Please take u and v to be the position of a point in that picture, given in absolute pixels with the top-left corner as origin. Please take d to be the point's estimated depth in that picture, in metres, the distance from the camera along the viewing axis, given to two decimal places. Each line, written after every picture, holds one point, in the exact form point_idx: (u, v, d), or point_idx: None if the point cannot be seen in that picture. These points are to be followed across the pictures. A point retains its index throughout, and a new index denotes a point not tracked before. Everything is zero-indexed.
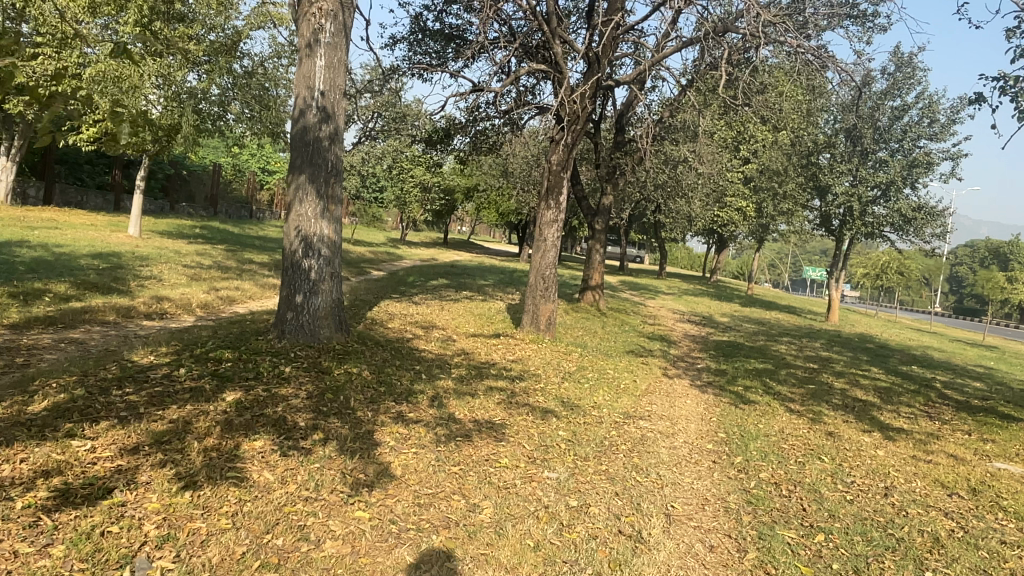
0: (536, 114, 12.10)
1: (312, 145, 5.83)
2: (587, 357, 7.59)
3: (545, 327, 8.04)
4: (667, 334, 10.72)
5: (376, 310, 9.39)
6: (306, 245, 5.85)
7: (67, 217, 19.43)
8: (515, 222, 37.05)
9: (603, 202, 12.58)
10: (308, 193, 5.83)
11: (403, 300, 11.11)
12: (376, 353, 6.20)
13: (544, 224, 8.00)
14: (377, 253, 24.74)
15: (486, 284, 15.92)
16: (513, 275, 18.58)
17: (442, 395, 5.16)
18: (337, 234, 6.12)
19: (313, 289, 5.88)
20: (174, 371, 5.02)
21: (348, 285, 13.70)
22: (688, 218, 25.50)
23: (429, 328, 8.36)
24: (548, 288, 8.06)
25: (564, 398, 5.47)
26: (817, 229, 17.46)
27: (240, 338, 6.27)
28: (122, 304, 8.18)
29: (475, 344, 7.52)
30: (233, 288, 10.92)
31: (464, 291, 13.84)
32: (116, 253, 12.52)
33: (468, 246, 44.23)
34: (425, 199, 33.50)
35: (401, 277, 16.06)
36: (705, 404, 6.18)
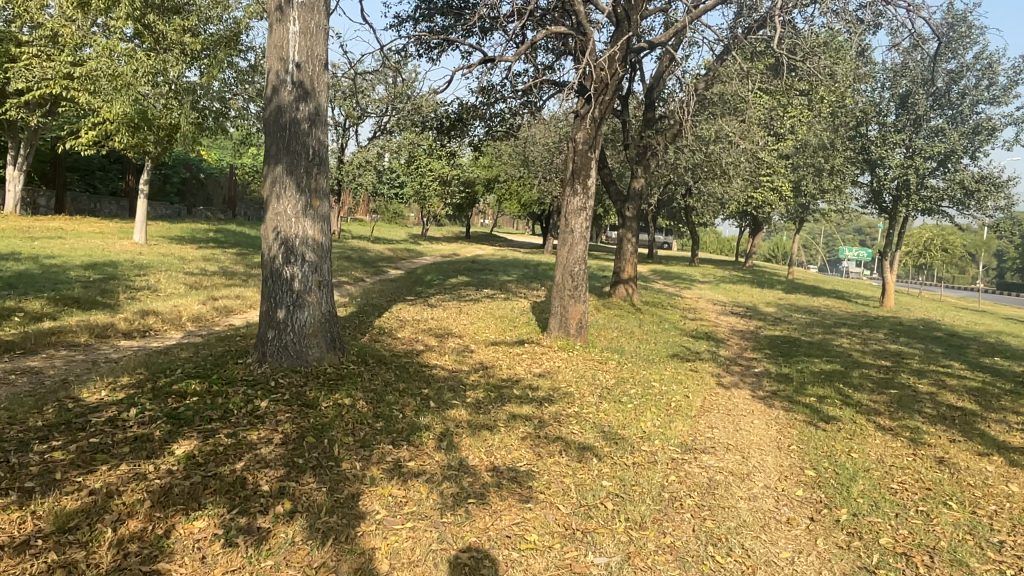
0: (556, 91, 10.98)
1: (289, 130, 4.83)
2: (627, 366, 6.52)
3: (575, 332, 6.96)
4: (712, 331, 9.61)
5: (385, 318, 8.40)
6: (286, 250, 4.85)
7: (74, 226, 18.78)
8: (539, 213, 35.96)
9: (634, 185, 11.43)
10: (287, 188, 4.85)
11: (419, 303, 10.12)
12: (376, 375, 5.16)
13: (571, 213, 6.86)
14: (397, 251, 23.83)
15: (509, 280, 14.88)
16: (538, 269, 17.52)
17: (453, 431, 4.14)
18: (327, 234, 5.12)
19: (298, 303, 4.89)
20: (122, 413, 4.04)
21: (362, 287, 12.78)
22: (721, 201, 24.18)
23: (443, 337, 7.34)
24: (577, 286, 6.93)
25: (605, 428, 4.41)
26: (866, 207, 16.13)
27: (217, 361, 5.29)
28: (100, 321, 7.28)
29: (496, 356, 6.49)
30: (233, 297, 10.01)
31: (485, 289, 12.81)
32: (113, 262, 11.72)
33: (491, 239, 43.27)
34: (445, 192, 32.73)
35: (419, 276, 15.10)
36: (775, 424, 5.07)
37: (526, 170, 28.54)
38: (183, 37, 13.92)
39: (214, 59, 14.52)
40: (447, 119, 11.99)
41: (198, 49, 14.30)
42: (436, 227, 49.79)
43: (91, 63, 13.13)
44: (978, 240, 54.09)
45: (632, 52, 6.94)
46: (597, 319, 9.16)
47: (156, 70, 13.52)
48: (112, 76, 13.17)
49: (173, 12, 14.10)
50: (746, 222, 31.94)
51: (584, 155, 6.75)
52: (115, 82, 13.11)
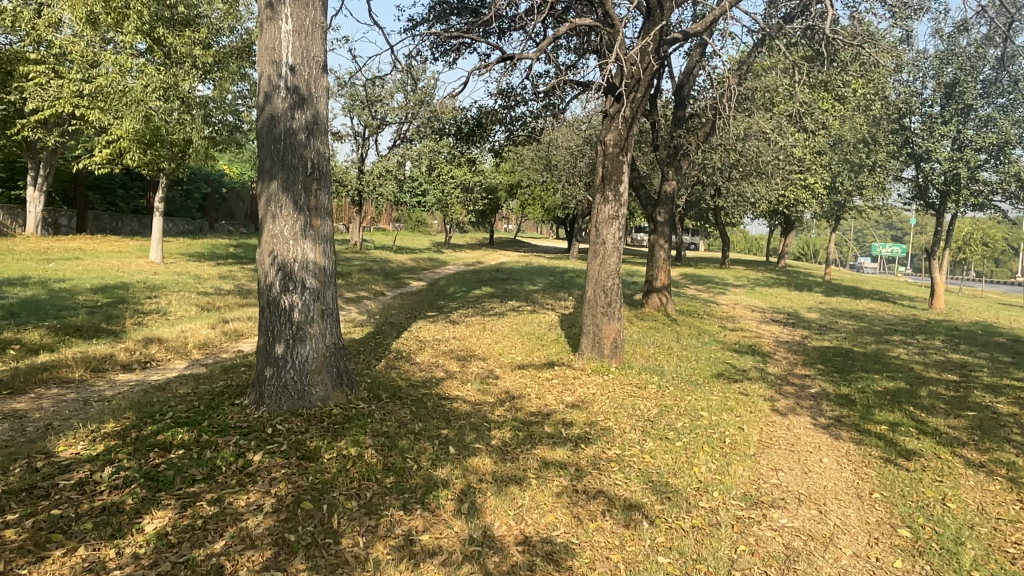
0: (580, 91, 10.36)
1: (285, 141, 4.27)
2: (670, 391, 5.87)
3: (611, 352, 6.32)
4: (755, 343, 8.90)
5: (403, 339, 7.83)
6: (284, 276, 4.30)
7: (94, 245, 18.58)
8: (563, 217, 35.32)
9: (665, 188, 10.76)
10: (284, 208, 4.29)
11: (439, 319, 9.55)
12: (390, 413, 4.58)
13: (602, 223, 6.22)
14: (420, 261, 23.35)
15: (534, 290, 14.27)
16: (565, 277, 16.88)
17: (476, 487, 3.54)
18: (331, 256, 4.54)
19: (299, 336, 4.33)
20: (94, 474, 3.50)
21: (381, 302, 12.26)
22: (752, 200, 23.32)
23: (466, 360, 6.74)
24: (611, 303, 6.29)
25: (654, 477, 3.79)
26: (910, 203, 15.25)
27: (213, 400, 4.74)
28: (101, 352, 6.82)
29: (524, 383, 5.88)
30: (246, 318, 9.53)
31: (510, 301, 12.21)
32: (125, 284, 11.34)
33: (514, 245, 42.68)
34: (467, 199, 32.29)
35: (442, 288, 14.56)
36: (848, 463, 4.41)
37: (548, 174, 27.96)
38: (194, 50, 13.55)
39: (227, 71, 14.15)
40: (465, 125, 11.44)
41: (210, 61, 13.93)
42: (459, 234, 49.41)
43: (101, 79, 12.82)
44: (1020, 232, 52.22)
45: (665, 43, 6.28)
46: (631, 334, 8.51)
47: (168, 84, 13.17)
48: (123, 93, 12.83)
49: (184, 24, 13.74)
50: (777, 221, 30.98)
51: (615, 158, 6.09)
52: (126, 98, 12.76)
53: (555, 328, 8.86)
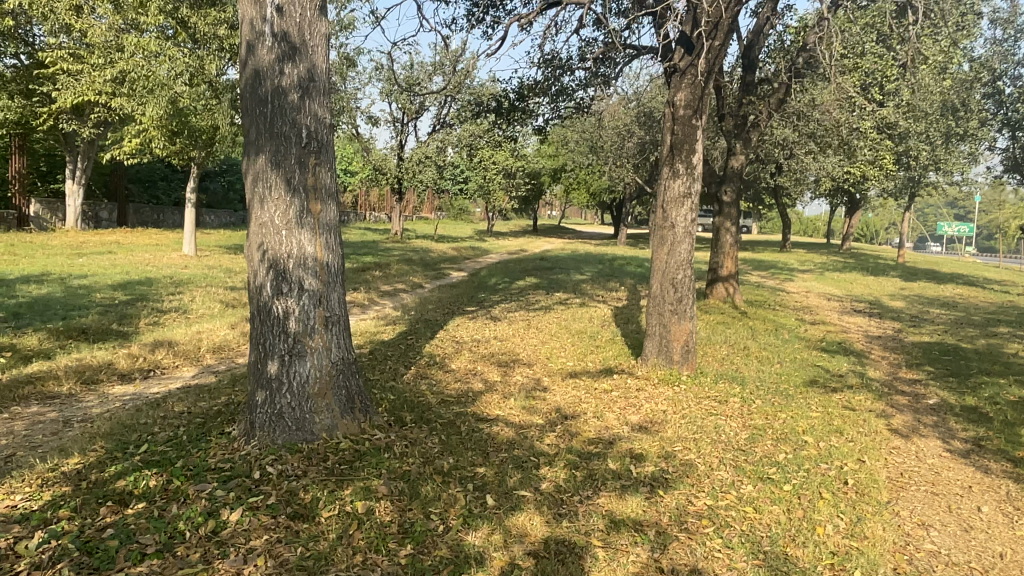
0: (634, 56, 9.22)
1: (272, 103, 3.34)
2: (758, 408, 4.83)
3: (681, 358, 5.28)
4: (843, 340, 7.71)
5: (437, 340, 6.91)
6: (277, 276, 3.38)
7: (131, 239, 18.23)
8: (610, 201, 34.07)
9: (731, 163, 9.59)
10: (274, 187, 3.37)
11: (480, 315, 8.61)
12: (412, 445, 3.64)
13: (669, 203, 5.13)
14: (462, 250, 22.51)
15: (583, 279, 13.24)
16: (615, 265, 15.79)
17: (523, 566, 2.59)
18: (337, 249, 3.60)
19: (297, 352, 3.41)
20: (18, 543, 2.63)
21: (419, 295, 11.41)
22: (816, 179, 21.71)
23: (509, 367, 5.79)
24: (681, 299, 5.21)
25: (767, 546, 2.78)
26: (1004, 176, 13.65)
27: (199, 427, 3.88)
28: (100, 358, 6.07)
29: (580, 398, 4.90)
30: None
31: (557, 293, 11.20)
32: (150, 280, 10.72)
33: (559, 231, 41.48)
34: (510, 185, 31.29)
35: (484, 278, 13.65)
36: (1018, 515, 3.30)
37: (595, 156, 26.72)
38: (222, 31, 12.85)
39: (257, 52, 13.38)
40: (506, 101, 10.36)
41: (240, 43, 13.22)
42: (502, 221, 48.43)
43: (124, 64, 12.22)
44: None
45: None
46: (698, 331, 7.45)
47: (195, 68, 12.49)
48: (147, 78, 12.21)
49: None
50: (840, 200, 29.14)
51: (687, 121, 4.94)
52: (150, 83, 12.13)
53: (610, 325, 7.84)
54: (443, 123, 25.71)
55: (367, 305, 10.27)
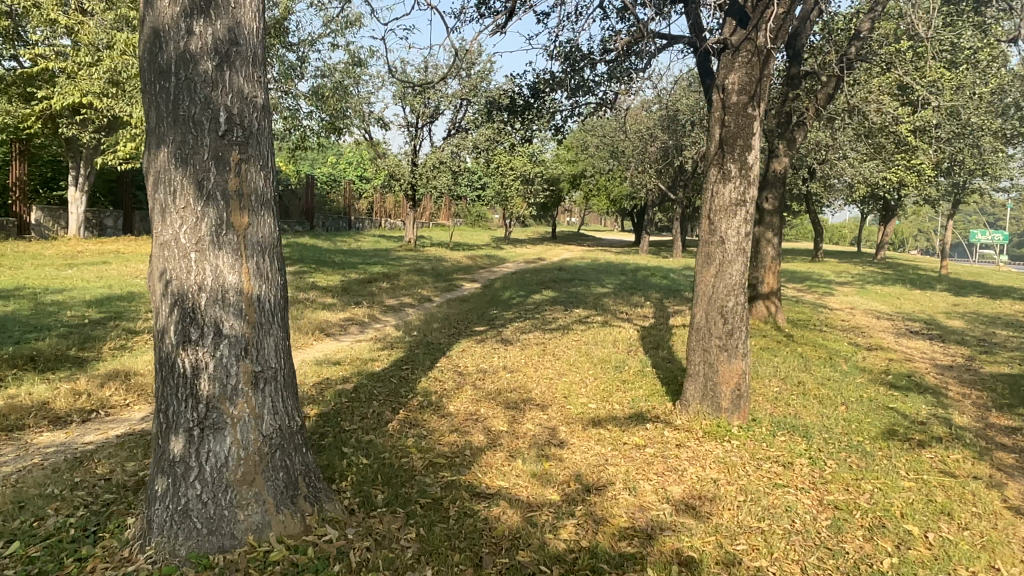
0: (664, 43, 8.17)
1: (177, 75, 2.37)
2: (835, 475, 3.78)
3: (731, 407, 4.25)
4: (911, 371, 6.59)
5: (437, 370, 5.90)
6: (184, 318, 2.42)
7: (132, 248, 17.50)
8: (631, 208, 33.00)
9: (773, 166, 8.50)
10: (180, 192, 2.40)
11: (488, 337, 7.58)
12: (376, 546, 2.64)
13: (717, 213, 4.07)
14: (477, 259, 21.56)
15: (605, 293, 12.17)
16: (639, 277, 14.71)
17: None
18: (276, 277, 2.62)
19: (211, 424, 2.44)
20: None
21: (426, 311, 10.43)
22: (852, 184, 20.47)
23: (518, 411, 4.75)
24: (732, 335, 4.17)
25: None
26: None
27: (99, 514, 2.91)
28: (36, 395, 5.13)
29: (606, 459, 3.88)
30: None
31: (577, 309, 10.15)
32: (133, 294, 9.84)
33: (578, 238, 40.49)
34: (528, 191, 30.35)
35: (498, 291, 12.66)
36: None
37: (616, 161, 25.68)
38: None
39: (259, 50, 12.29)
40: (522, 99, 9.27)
41: None
42: (520, 228, 47.54)
43: None
44: None
45: None
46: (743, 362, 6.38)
47: None
48: None
49: None
50: (873, 207, 27.82)
51: (741, 110, 3.89)
52: None
53: (639, 352, 6.78)
54: (459, 128, 24.82)
55: (367, 323, 9.31)
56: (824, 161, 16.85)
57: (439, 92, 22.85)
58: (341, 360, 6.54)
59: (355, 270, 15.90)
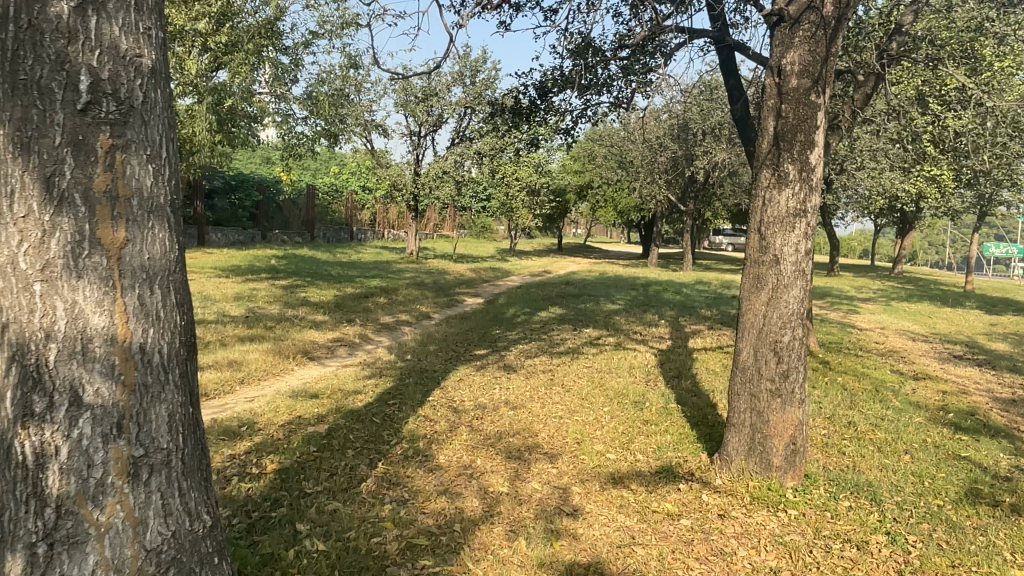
0: (684, 35, 7.35)
1: (14, 18, 1.59)
2: (924, 560, 2.96)
3: (784, 465, 3.43)
4: (973, 408, 5.72)
5: (428, 406, 5.09)
6: (26, 381, 1.61)
7: None
8: (639, 220, 32.26)
9: None
10: (19, 194, 1.61)
11: (489, 363, 6.77)
12: None
13: (773, 224, 3.26)
14: (481, 272, 20.78)
15: (616, 310, 11.35)
16: (652, 293, 13.91)
17: None
18: (173, 317, 1.84)
19: (64, 538, 1.63)
20: None
21: (423, 330, 9.62)
22: (872, 195, 19.63)
23: (521, 463, 3.93)
24: (789, 378, 3.35)
25: None
26: None
27: None
28: None
29: (634, 538, 3.05)
30: (230, 359, 7.02)
31: (586, 329, 9.34)
32: None
33: (583, 250, 39.81)
34: (534, 203, 29.64)
35: (502, 307, 11.86)
36: None
37: (624, 171, 24.98)
38: (206, 27, 11.01)
39: (248, 52, 11.51)
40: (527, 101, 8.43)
41: (228, 42, 11.37)
42: (526, 239, 46.84)
43: None
44: None
45: None
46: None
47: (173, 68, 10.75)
48: None
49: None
50: (887, 219, 27.05)
51: (803, 96, 3.10)
52: None
53: (660, 384, 5.95)
54: (463, 137, 24.12)
55: (358, 344, 8.51)
56: (844, 170, 16.06)
57: (442, 99, 22.17)
58: (321, 391, 5.73)
59: (351, 283, 15.12)
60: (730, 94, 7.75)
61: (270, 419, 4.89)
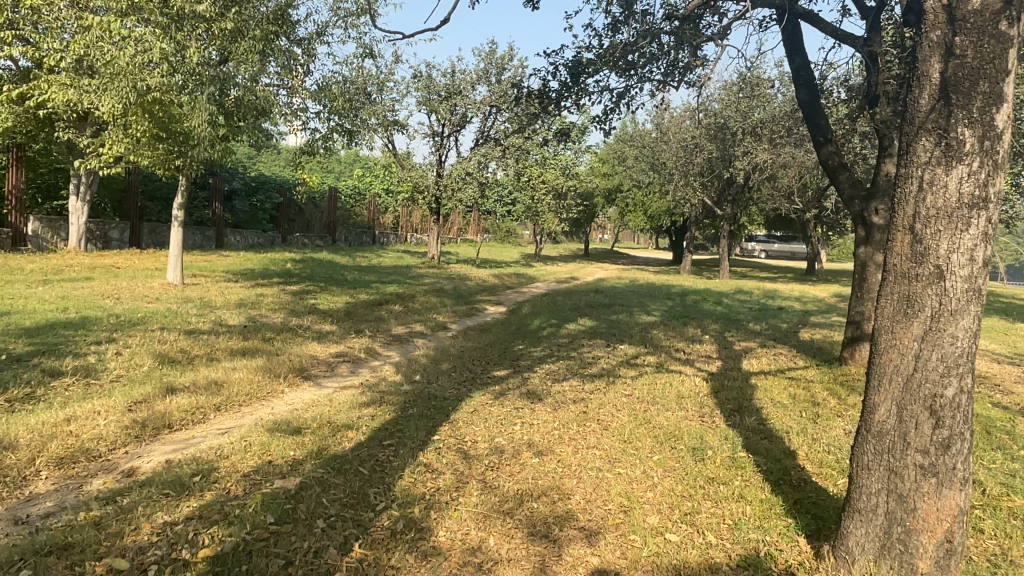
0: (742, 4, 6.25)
1: None
2: None
3: (934, 571, 2.37)
4: None
5: (432, 450, 4.06)
6: None
7: (130, 262, 16.03)
8: (670, 225, 31.02)
9: (883, 171, 6.42)
10: None
11: (509, 390, 5.71)
12: None
13: (932, 222, 2.37)
14: (505, 278, 19.78)
15: (653, 323, 10.24)
16: (689, 303, 12.78)
17: None
18: None
19: None
20: None
21: (438, 344, 8.61)
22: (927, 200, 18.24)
23: (549, 546, 2.90)
24: (943, 446, 2.35)
25: None
26: None
27: None
28: None
29: None
30: (212, 377, 6.07)
31: (622, 345, 8.23)
32: (89, 318, 8.21)
33: (611, 256, 38.64)
34: (560, 207, 28.67)
35: (527, 317, 10.82)
36: None
37: (656, 174, 23.82)
38: (208, 11, 10.16)
39: (255, 40, 10.62)
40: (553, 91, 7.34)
41: (233, 29, 10.49)
42: (552, 244, 45.83)
43: (81, 41, 9.89)
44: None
45: None
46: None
47: (172, 56, 9.87)
48: (106, 62, 9.80)
49: None
50: None
51: (987, 30, 2.27)
52: (110, 69, 9.77)
53: (720, 424, 4.85)
54: (488, 137, 23.20)
55: (363, 360, 7.53)
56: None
57: (466, 98, 21.22)
58: (305, 425, 4.72)
59: (366, 289, 14.20)
60: (796, 78, 6.73)
61: (233, 466, 3.90)
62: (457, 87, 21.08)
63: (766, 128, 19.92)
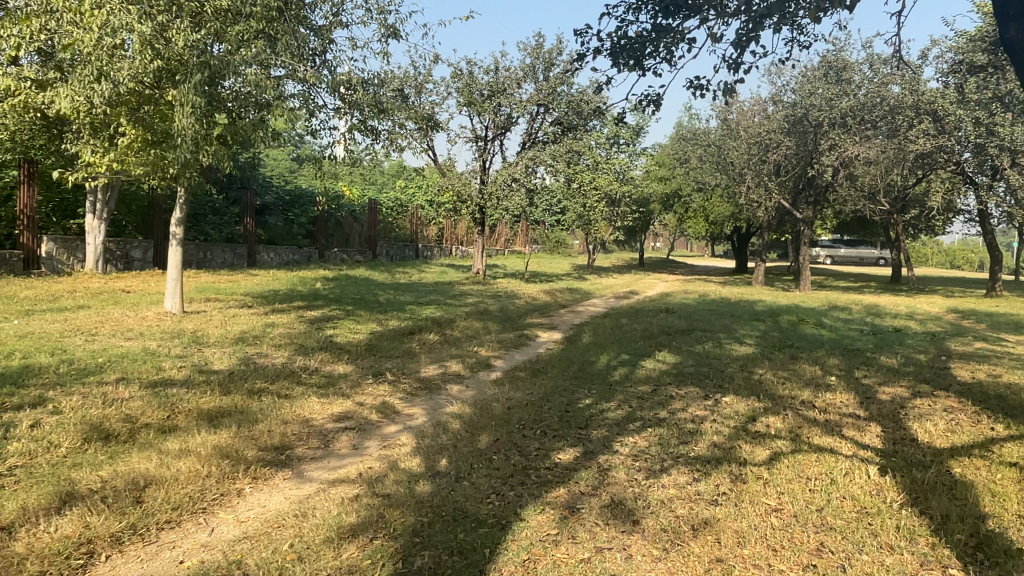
0: None
1: None
2: None
3: None
4: None
5: None
6: None
7: (146, 285, 14.53)
8: (735, 230, 28.48)
9: None
10: None
11: (583, 499, 3.60)
12: None
13: None
14: (558, 294, 17.70)
15: (753, 357, 7.96)
16: (786, 327, 10.40)
17: None
18: None
19: None
20: None
21: (476, 393, 6.54)
22: None
23: None
24: None
25: None
26: None
27: None
28: None
29: None
30: (138, 471, 4.10)
31: (726, 398, 5.99)
32: (29, 367, 6.37)
33: (667, 265, 36.19)
34: (614, 214, 26.45)
35: (588, 349, 8.68)
36: None
37: (723, 175, 21.41)
38: None
39: (254, 19, 8.70)
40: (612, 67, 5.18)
41: (228, 8, 8.68)
42: (604, 253, 43.53)
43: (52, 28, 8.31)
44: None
45: None
46: None
47: (155, 40, 8.15)
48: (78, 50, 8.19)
49: None
50: None
51: None
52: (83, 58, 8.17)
53: None
54: (535, 140, 21.27)
55: (374, 426, 5.50)
56: None
57: (510, 96, 19.28)
58: None
59: (397, 312, 12.27)
60: None
61: None
62: (501, 85, 19.16)
63: (855, 116, 17.27)
